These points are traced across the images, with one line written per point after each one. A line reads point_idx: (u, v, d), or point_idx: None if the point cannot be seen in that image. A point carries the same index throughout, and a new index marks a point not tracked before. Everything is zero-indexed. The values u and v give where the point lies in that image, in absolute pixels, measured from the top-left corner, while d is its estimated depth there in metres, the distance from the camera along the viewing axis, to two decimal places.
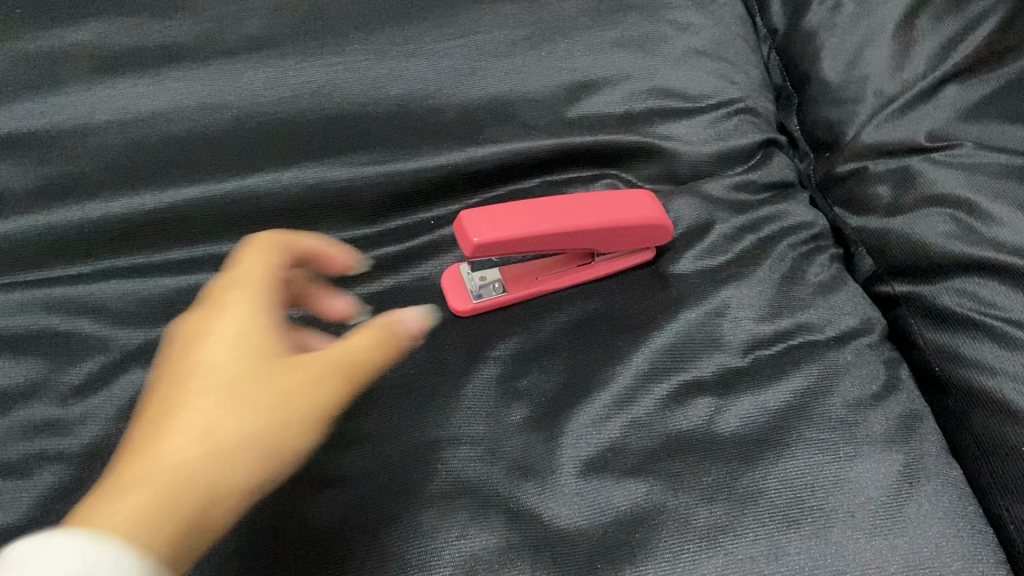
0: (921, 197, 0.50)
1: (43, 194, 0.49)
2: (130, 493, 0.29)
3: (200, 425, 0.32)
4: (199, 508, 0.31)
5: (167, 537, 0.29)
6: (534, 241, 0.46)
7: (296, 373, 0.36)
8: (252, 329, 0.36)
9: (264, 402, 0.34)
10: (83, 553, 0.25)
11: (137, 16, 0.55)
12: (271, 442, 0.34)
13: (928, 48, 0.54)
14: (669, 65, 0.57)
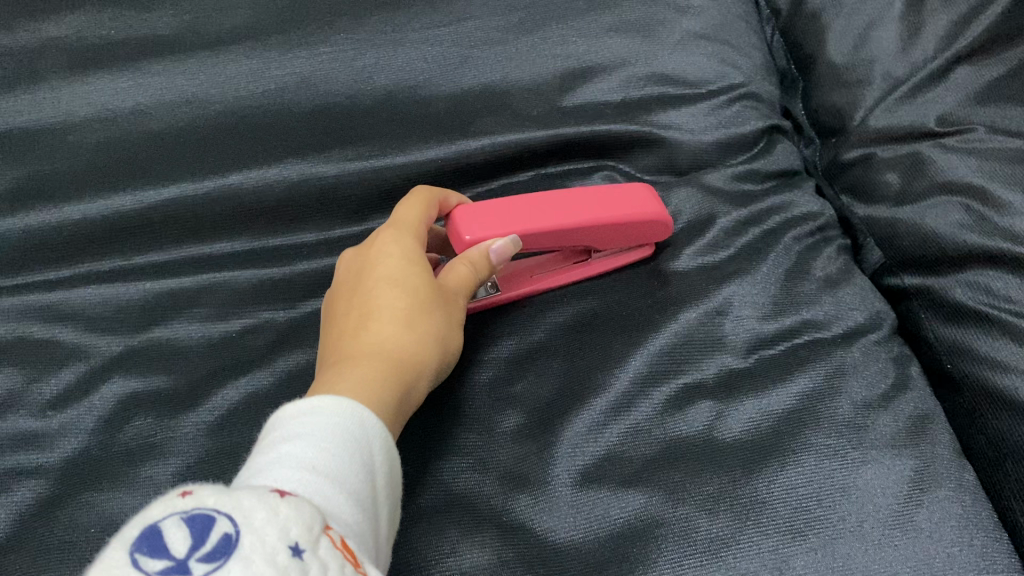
0: (931, 184, 0.48)
1: (19, 196, 0.47)
2: (381, 392, 0.35)
3: (421, 330, 0.38)
4: (400, 392, 0.36)
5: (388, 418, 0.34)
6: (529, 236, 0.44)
7: (457, 285, 0.41)
8: (388, 240, 0.41)
9: (437, 304, 0.40)
10: (351, 424, 0.31)
11: (116, 8, 0.53)
12: (448, 339, 0.39)
13: (937, 28, 0.52)
14: (668, 50, 0.55)
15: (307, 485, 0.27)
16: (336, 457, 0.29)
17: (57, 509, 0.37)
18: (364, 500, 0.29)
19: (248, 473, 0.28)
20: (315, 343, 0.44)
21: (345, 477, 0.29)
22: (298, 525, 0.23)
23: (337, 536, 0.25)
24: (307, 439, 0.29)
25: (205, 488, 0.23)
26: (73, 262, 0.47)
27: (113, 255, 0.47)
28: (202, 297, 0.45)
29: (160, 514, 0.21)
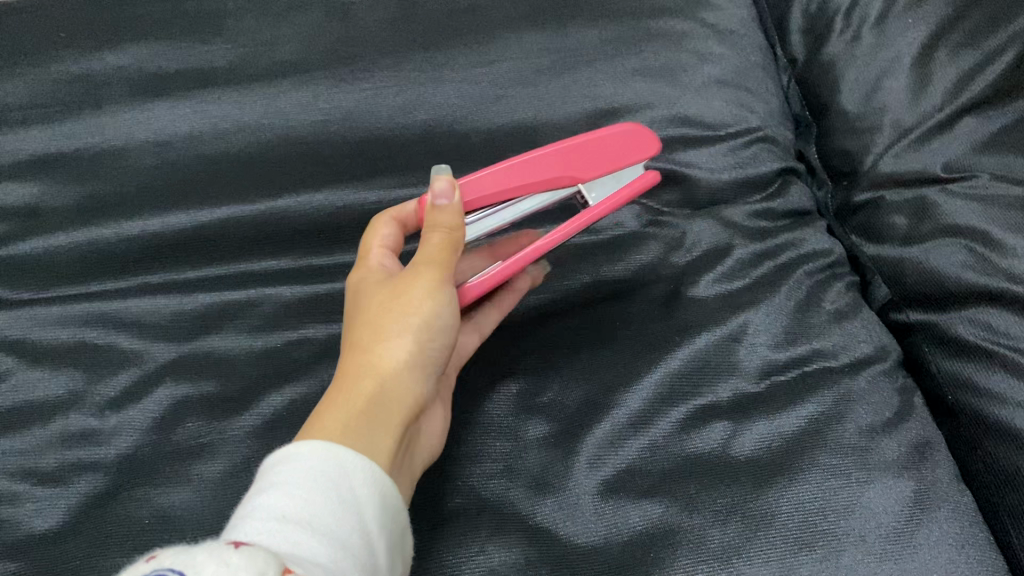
0: (937, 226, 0.51)
1: (80, 213, 0.51)
2: (340, 412, 0.36)
3: (375, 339, 0.39)
4: (366, 402, 0.37)
5: (355, 430, 0.35)
6: (494, 180, 0.45)
7: (411, 270, 0.41)
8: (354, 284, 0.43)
9: (389, 305, 0.40)
10: (326, 465, 0.33)
11: (174, 41, 0.57)
12: (408, 329, 0.39)
13: (945, 80, 0.55)
14: (689, 93, 0.58)
15: (282, 533, 0.29)
16: (313, 502, 0.31)
17: (113, 502, 0.40)
18: (344, 538, 0.31)
19: (229, 527, 0.30)
20: None
21: (320, 521, 0.30)
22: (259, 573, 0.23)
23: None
24: (281, 489, 0.31)
25: (166, 553, 0.24)
26: (124, 275, 0.50)
27: (163, 269, 0.50)
28: (247, 311, 0.48)
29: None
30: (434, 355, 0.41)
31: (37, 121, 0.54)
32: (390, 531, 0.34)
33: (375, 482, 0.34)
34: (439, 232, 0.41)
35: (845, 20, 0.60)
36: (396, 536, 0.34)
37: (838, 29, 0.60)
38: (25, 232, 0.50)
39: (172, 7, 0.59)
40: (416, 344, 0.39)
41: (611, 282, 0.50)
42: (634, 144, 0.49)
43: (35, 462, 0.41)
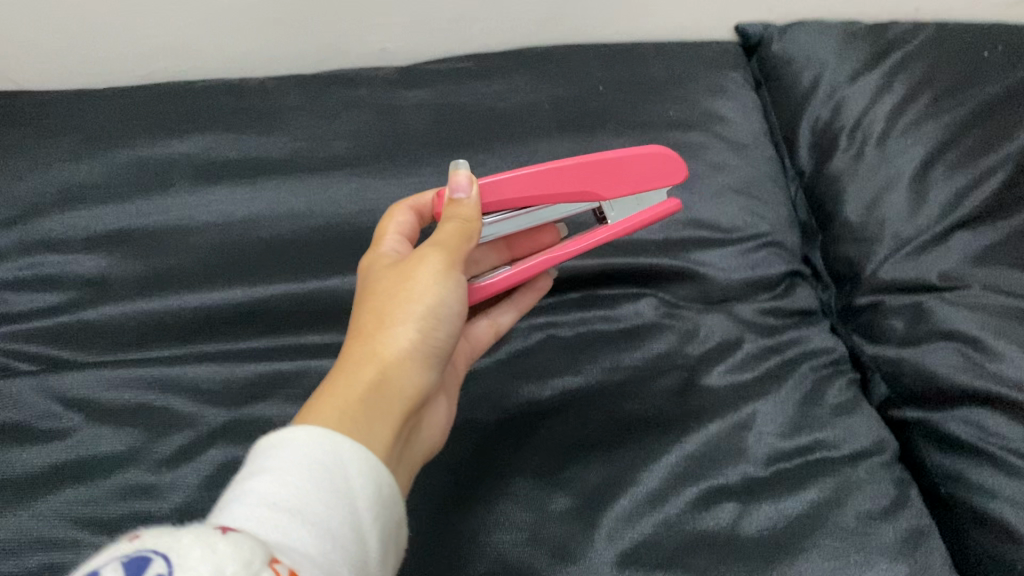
0: (932, 330, 0.54)
1: (148, 285, 0.56)
2: (347, 397, 0.39)
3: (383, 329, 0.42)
4: (373, 388, 0.40)
5: (359, 415, 0.38)
6: (522, 185, 0.50)
7: (417, 260, 0.44)
8: (368, 273, 0.47)
9: (397, 296, 0.43)
10: (322, 452, 0.35)
11: (239, 132, 0.63)
12: (414, 318, 0.43)
13: (941, 198, 0.61)
14: (704, 199, 0.63)
15: (271, 522, 0.31)
16: (306, 491, 0.33)
17: None
18: (334, 530, 0.33)
19: (220, 509, 0.32)
20: None
21: (312, 510, 0.32)
22: (238, 563, 0.25)
23: (287, 571, 0.28)
24: (277, 475, 0.33)
25: (149, 534, 0.25)
26: (186, 341, 0.54)
27: (222, 338, 0.55)
28: (295, 381, 0.52)
29: (100, 563, 0.24)
30: (439, 342, 0.44)
31: (108, 198, 0.59)
32: (380, 517, 0.36)
33: (371, 469, 0.36)
34: (453, 222, 0.45)
35: (848, 138, 0.66)
36: (387, 519, 0.37)
37: (842, 146, 0.66)
38: (98, 299, 0.55)
39: (235, 102, 0.65)
40: (421, 335, 0.43)
41: (627, 368, 0.53)
42: (659, 168, 0.54)
43: (97, 510, 0.45)
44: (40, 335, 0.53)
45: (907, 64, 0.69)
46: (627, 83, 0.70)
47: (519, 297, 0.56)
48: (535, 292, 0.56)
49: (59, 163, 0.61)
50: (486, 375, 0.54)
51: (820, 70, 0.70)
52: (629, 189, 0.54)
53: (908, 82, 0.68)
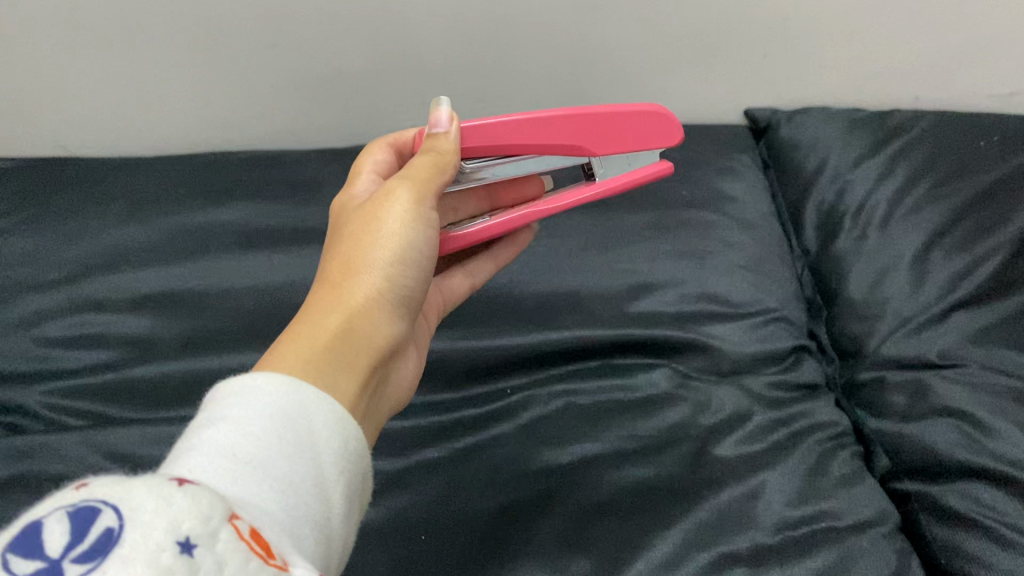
0: (933, 407, 0.57)
1: (188, 344, 0.59)
2: (318, 338, 0.40)
3: (353, 274, 0.43)
4: (344, 331, 0.41)
5: (331, 355, 0.39)
6: (513, 129, 0.52)
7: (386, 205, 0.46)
8: (336, 223, 0.48)
9: (366, 243, 0.45)
10: (286, 398, 0.35)
11: (282, 204, 0.68)
12: (382, 263, 0.44)
13: (940, 279, 0.64)
14: (716, 274, 0.67)
15: (227, 474, 0.30)
16: (268, 442, 0.32)
17: None
18: (296, 484, 0.32)
19: (175, 458, 0.31)
20: (418, 487, 0.54)
21: (272, 464, 0.32)
22: (193, 519, 0.25)
23: (247, 527, 0.27)
24: (237, 423, 0.33)
25: (97, 484, 0.25)
26: None
27: None
28: None
29: (47, 511, 0.24)
30: (408, 284, 0.46)
31: (156, 263, 0.64)
32: (346, 470, 0.36)
33: (339, 416, 0.36)
34: (421, 165, 0.47)
35: (853, 220, 0.69)
36: (353, 472, 0.37)
37: (847, 227, 0.69)
38: (143, 357, 0.59)
39: (276, 176, 0.71)
40: (388, 276, 0.44)
41: (643, 436, 0.56)
42: (652, 125, 0.56)
43: None
44: (83, 390, 0.57)
45: (907, 152, 0.73)
46: None
47: (498, 252, 0.61)
48: (512, 248, 0.62)
49: (114, 229, 0.66)
50: (508, 438, 0.56)
51: (825, 156, 0.75)
52: (623, 146, 0.55)
53: (908, 169, 0.72)
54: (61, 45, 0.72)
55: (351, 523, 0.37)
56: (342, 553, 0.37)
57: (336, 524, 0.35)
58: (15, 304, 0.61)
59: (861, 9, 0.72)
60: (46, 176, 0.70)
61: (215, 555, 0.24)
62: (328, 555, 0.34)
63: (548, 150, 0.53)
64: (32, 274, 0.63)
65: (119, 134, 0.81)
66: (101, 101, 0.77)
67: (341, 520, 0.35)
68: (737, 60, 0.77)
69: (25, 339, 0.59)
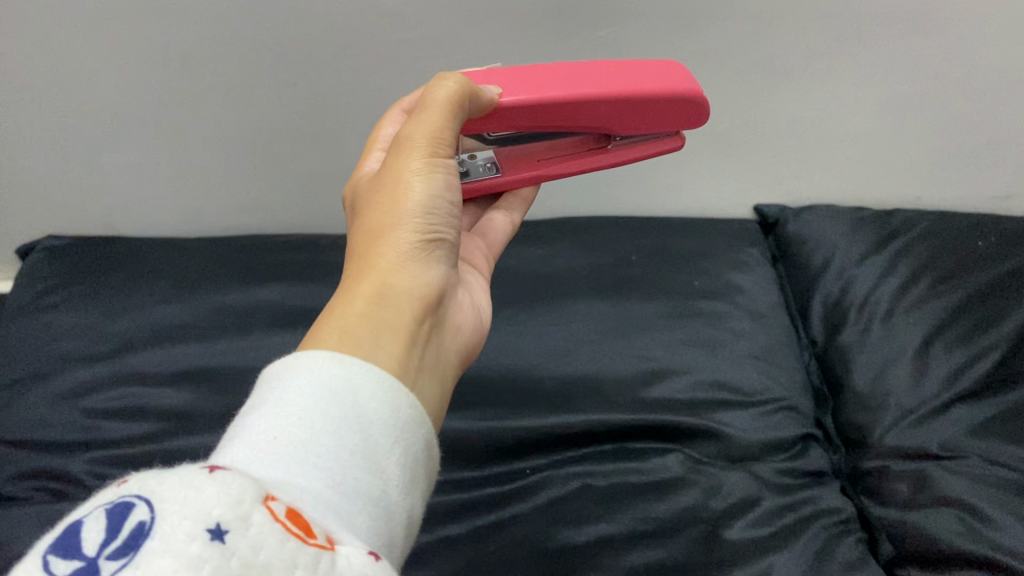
0: (934, 496, 0.59)
1: (225, 417, 0.62)
2: (351, 308, 0.39)
3: (381, 237, 0.42)
4: (378, 296, 0.40)
5: (363, 320, 0.38)
6: (560, 107, 0.53)
7: (399, 161, 0.44)
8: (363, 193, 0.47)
9: (387, 204, 0.43)
10: (326, 373, 0.33)
11: (319, 283, 0.73)
12: (408, 218, 0.43)
13: (940, 373, 0.67)
14: (726, 362, 0.70)
15: (268, 459, 0.30)
16: (311, 422, 0.31)
17: None
18: (342, 465, 0.31)
19: (225, 443, 0.31)
20: (441, 562, 0.56)
21: (315, 445, 0.31)
22: (223, 503, 0.23)
23: (282, 508, 0.25)
24: (282, 406, 0.32)
25: (137, 478, 0.24)
26: None
27: None
28: None
29: (85, 511, 0.22)
30: (441, 233, 0.44)
31: (199, 339, 0.68)
32: (401, 442, 0.34)
33: (381, 379, 0.34)
34: (428, 112, 0.45)
35: (857, 314, 0.73)
36: (411, 440, 0.35)
37: (852, 320, 0.73)
38: (183, 429, 0.62)
39: (311, 259, 0.76)
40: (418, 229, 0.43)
41: (656, 517, 0.59)
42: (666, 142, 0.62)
43: None
44: (124, 460, 0.60)
45: (908, 250, 0.77)
46: (656, 256, 0.80)
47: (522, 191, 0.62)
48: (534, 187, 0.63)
49: (161, 306, 0.71)
50: (527, 516, 0.59)
51: (831, 252, 0.79)
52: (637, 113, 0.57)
53: (909, 266, 0.76)
54: (115, 133, 0.78)
55: (418, 494, 0.35)
56: (411, 525, 0.35)
57: (395, 497, 0.33)
58: (63, 376, 0.66)
59: (862, 116, 0.77)
60: (94, 258, 0.77)
61: (250, 540, 0.22)
62: (388, 529, 0.32)
63: (581, 121, 0.56)
64: (79, 347, 0.68)
65: (161, 217, 0.86)
66: (147, 186, 0.83)
67: (400, 492, 0.33)
68: (747, 160, 0.82)
69: (71, 409, 0.64)
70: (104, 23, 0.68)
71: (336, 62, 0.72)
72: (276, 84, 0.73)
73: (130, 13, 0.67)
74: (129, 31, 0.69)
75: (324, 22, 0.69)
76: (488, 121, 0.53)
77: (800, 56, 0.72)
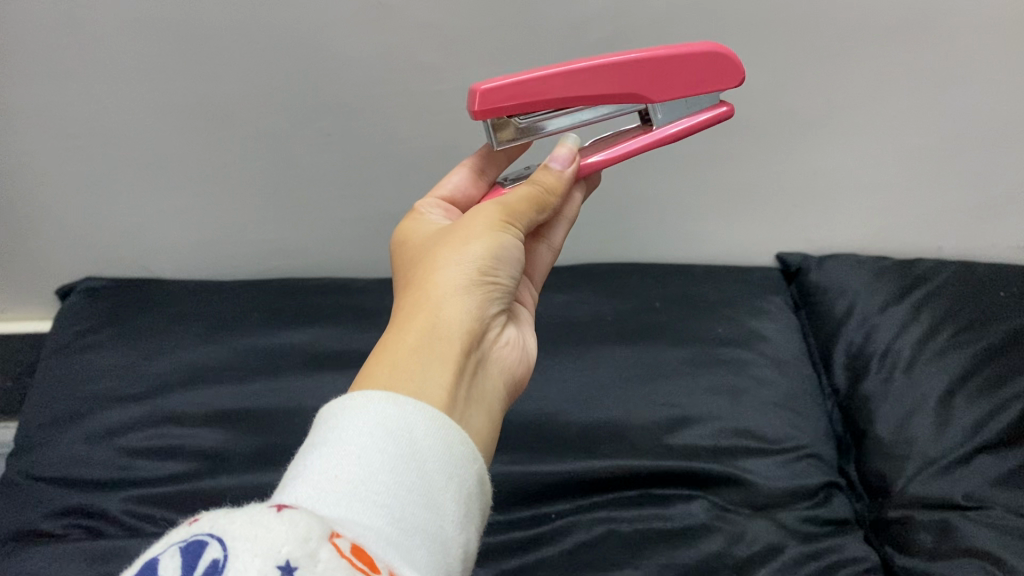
0: (959, 547, 0.59)
1: (257, 459, 0.64)
2: (403, 340, 0.40)
3: (438, 270, 0.44)
4: (429, 329, 0.41)
5: (412, 352, 0.40)
6: (589, 76, 0.49)
7: (474, 216, 0.46)
8: (418, 237, 0.49)
9: (450, 246, 0.45)
10: (386, 411, 0.35)
11: (349, 326, 0.75)
12: (467, 261, 0.44)
13: (963, 423, 0.67)
14: (750, 409, 0.71)
15: (330, 499, 0.31)
16: (369, 460, 0.33)
17: None
18: (401, 502, 0.32)
19: (287, 483, 0.33)
20: None
21: (374, 482, 0.32)
22: (291, 540, 0.24)
23: (348, 544, 0.26)
24: (340, 447, 0.33)
25: (210, 518, 0.25)
26: None
27: None
28: None
29: (163, 549, 0.24)
30: (498, 282, 0.45)
31: (234, 382, 0.70)
32: (455, 477, 0.35)
33: (434, 414, 0.36)
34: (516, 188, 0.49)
35: (879, 363, 0.74)
36: (465, 475, 0.36)
37: (874, 369, 0.73)
38: (217, 470, 0.64)
39: (342, 303, 0.78)
40: (474, 274, 0.44)
41: (680, 564, 0.60)
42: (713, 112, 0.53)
43: None
44: (159, 499, 0.62)
45: (929, 300, 0.78)
46: (679, 303, 0.81)
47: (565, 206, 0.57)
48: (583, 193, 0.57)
49: (196, 349, 0.73)
50: (552, 562, 0.60)
51: (853, 301, 0.80)
52: (673, 80, 0.51)
53: (931, 316, 0.77)
54: (155, 182, 0.80)
55: (473, 528, 0.36)
56: (468, 558, 0.36)
57: (452, 532, 0.34)
58: (99, 416, 0.68)
59: (883, 167, 0.79)
60: (131, 299, 0.79)
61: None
62: (446, 563, 0.33)
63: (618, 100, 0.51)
64: (116, 387, 0.70)
65: (197, 260, 0.89)
66: (184, 230, 0.85)
67: (456, 526, 0.34)
68: (769, 209, 0.84)
69: (108, 448, 0.65)
70: (148, 78, 0.71)
71: (368, 114, 0.74)
72: (312, 134, 0.76)
73: (177, 67, 0.70)
74: (172, 86, 0.72)
75: (360, 75, 0.71)
76: (518, 108, 0.48)
77: (822, 109, 0.74)
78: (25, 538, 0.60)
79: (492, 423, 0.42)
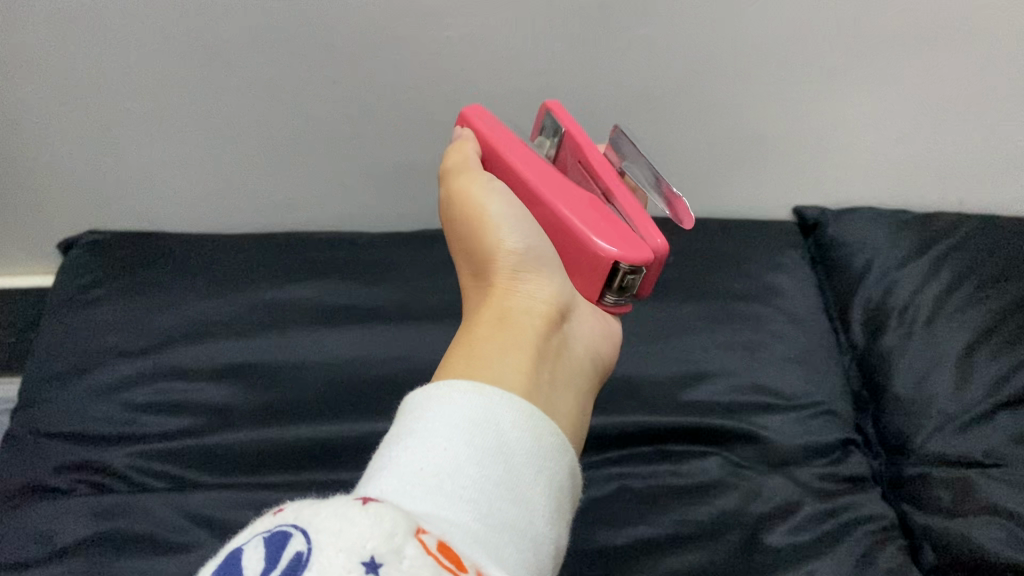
0: (978, 505, 0.58)
1: (267, 414, 0.64)
2: (477, 341, 0.43)
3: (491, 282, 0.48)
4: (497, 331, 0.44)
5: (487, 351, 0.42)
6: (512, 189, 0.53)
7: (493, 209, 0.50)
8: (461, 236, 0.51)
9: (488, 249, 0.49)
10: (468, 403, 0.35)
11: (356, 280, 0.74)
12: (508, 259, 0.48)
13: (985, 380, 0.66)
14: (765, 365, 0.69)
15: (419, 490, 0.32)
16: (456, 453, 0.33)
17: None
18: (486, 495, 0.33)
19: (377, 473, 0.33)
20: None
21: (460, 476, 0.33)
22: (376, 536, 0.24)
23: (433, 542, 0.26)
24: (429, 440, 0.34)
25: (293, 508, 0.26)
26: (310, 467, 0.61)
27: (343, 467, 0.61)
28: None
29: (246, 540, 0.25)
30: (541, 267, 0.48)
31: (238, 336, 0.69)
32: (543, 470, 0.36)
33: (517, 405, 0.36)
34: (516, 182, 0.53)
35: (898, 320, 0.72)
36: (553, 468, 0.37)
37: (893, 325, 0.71)
38: (224, 426, 0.63)
39: (348, 256, 0.77)
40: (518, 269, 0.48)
41: (699, 520, 0.59)
42: (649, 278, 0.49)
43: None
44: (167, 455, 0.61)
45: (950, 253, 0.76)
46: (693, 258, 0.79)
47: None
48: None
49: (200, 303, 0.72)
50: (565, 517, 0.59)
51: (872, 256, 0.78)
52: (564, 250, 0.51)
53: (953, 270, 0.75)
54: (159, 132, 0.78)
55: (564, 520, 0.37)
56: (560, 553, 0.36)
57: (542, 526, 0.34)
58: (103, 369, 0.67)
59: (907, 118, 0.76)
60: (133, 250, 0.77)
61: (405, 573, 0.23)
62: (537, 556, 0.33)
63: None
64: (121, 341, 0.69)
65: (200, 213, 0.87)
66: (186, 181, 0.83)
67: (546, 520, 0.35)
68: (788, 162, 0.81)
69: (113, 404, 0.64)
70: (153, 25, 0.69)
71: (378, 64, 0.72)
72: (319, 83, 0.74)
73: (182, 14, 0.68)
74: (177, 33, 0.69)
75: (369, 22, 0.69)
76: None
77: (846, 57, 0.71)
78: (29, 493, 0.59)
79: (576, 404, 0.45)
